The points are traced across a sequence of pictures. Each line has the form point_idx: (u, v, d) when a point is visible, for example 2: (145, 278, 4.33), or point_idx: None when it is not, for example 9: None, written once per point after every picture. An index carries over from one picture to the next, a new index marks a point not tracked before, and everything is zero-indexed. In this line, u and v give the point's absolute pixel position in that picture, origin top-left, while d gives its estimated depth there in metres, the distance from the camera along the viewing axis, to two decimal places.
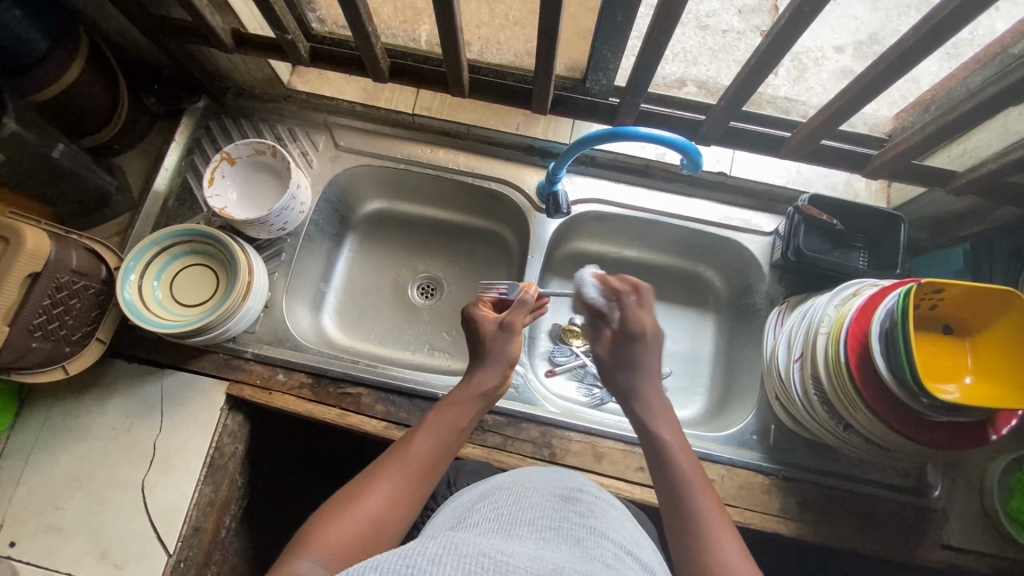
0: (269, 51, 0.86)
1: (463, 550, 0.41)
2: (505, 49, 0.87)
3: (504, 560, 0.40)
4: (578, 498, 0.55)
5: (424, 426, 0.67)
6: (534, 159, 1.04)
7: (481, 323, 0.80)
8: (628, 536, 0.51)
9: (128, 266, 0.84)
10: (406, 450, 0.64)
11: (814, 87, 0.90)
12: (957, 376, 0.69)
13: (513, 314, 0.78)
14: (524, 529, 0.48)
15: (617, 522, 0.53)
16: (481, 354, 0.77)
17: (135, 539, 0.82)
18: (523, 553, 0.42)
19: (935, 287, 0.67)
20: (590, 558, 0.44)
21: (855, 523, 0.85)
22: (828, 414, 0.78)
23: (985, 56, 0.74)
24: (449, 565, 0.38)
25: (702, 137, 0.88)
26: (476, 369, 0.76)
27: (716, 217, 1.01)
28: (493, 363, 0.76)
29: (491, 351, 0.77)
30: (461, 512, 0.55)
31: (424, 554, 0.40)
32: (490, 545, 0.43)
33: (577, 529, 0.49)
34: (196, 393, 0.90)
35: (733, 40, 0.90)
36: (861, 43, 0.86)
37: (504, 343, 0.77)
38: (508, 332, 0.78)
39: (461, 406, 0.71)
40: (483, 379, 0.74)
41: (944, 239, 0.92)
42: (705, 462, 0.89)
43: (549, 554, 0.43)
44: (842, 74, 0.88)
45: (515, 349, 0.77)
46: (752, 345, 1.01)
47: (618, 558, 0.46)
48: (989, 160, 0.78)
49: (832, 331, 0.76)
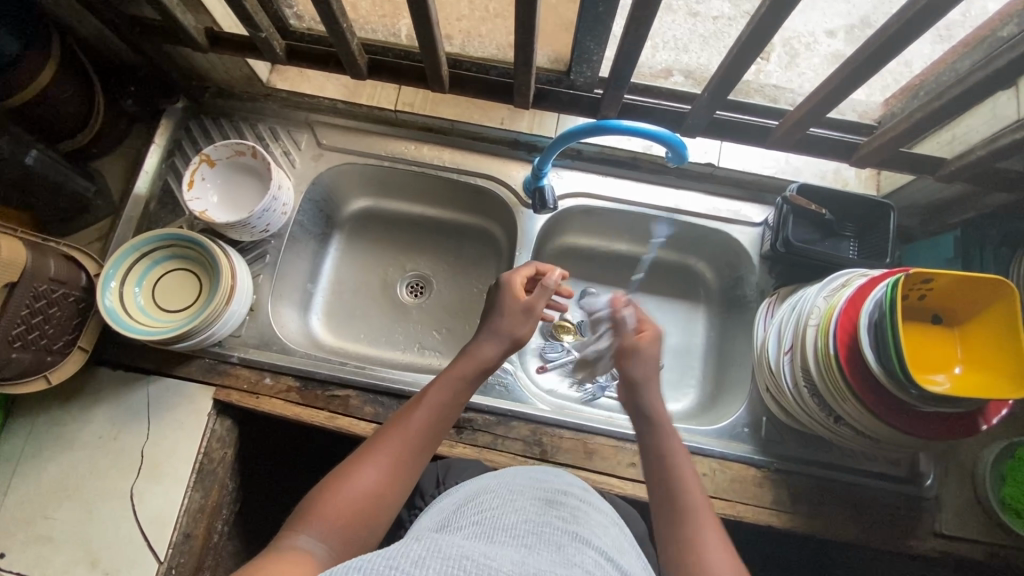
0: (244, 50, 0.84)
1: (447, 552, 0.40)
2: (487, 42, 0.85)
3: (486, 563, 0.40)
4: (562, 502, 0.55)
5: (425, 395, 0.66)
6: (520, 153, 1.03)
7: (504, 303, 0.76)
8: (610, 542, 0.51)
9: (107, 273, 0.82)
10: (406, 423, 0.63)
11: (806, 73, 0.88)
12: (946, 366, 0.68)
13: (535, 296, 0.76)
14: (506, 535, 0.47)
15: (599, 527, 0.53)
16: (489, 324, 0.75)
17: (124, 546, 0.82)
18: (505, 558, 0.42)
19: (924, 277, 0.66)
20: (571, 565, 0.44)
21: (847, 514, 0.85)
22: (818, 406, 0.78)
23: (974, 39, 0.73)
24: (431, 568, 0.38)
25: (688, 128, 0.87)
26: (479, 340, 0.73)
27: (705, 208, 1.00)
28: (497, 334, 0.74)
29: (505, 330, 0.74)
30: (447, 514, 0.55)
31: (408, 556, 0.39)
32: (473, 549, 0.42)
33: (559, 535, 0.48)
34: (183, 399, 0.89)
35: (724, 26, 0.85)
36: (853, 27, 0.81)
37: (522, 322, 0.75)
38: (528, 314, 0.76)
39: (464, 378, 0.69)
40: (488, 348, 0.72)
41: (933, 226, 0.91)
42: (697, 456, 0.88)
43: (530, 560, 0.43)
44: (833, 59, 0.83)
45: (529, 330, 0.76)
46: (743, 336, 1.00)
47: (599, 566, 0.46)
48: (976, 147, 0.77)
49: (821, 323, 0.75)
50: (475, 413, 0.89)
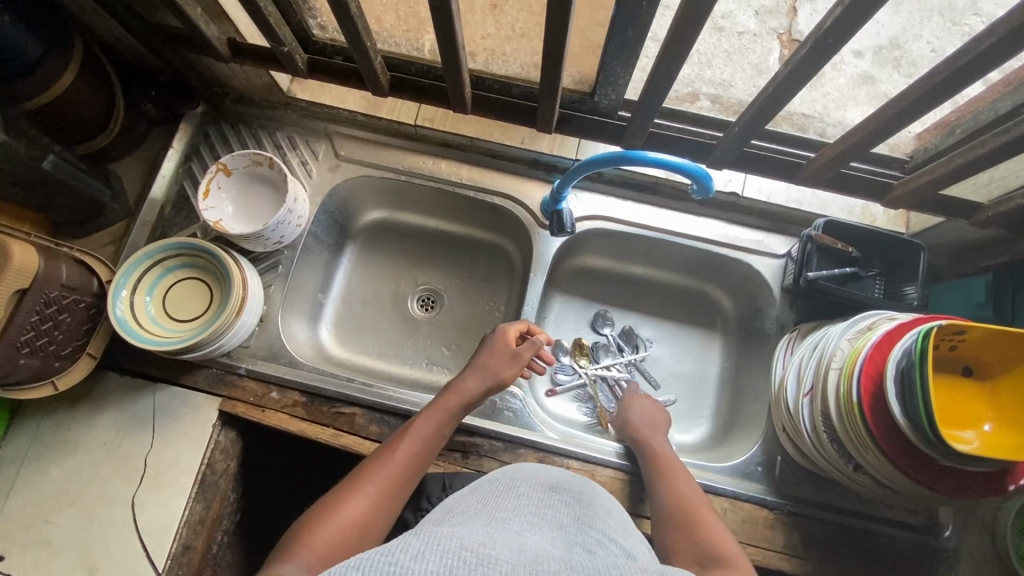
0: (266, 61, 0.83)
1: (447, 544, 0.39)
2: (511, 61, 0.83)
3: (486, 551, 0.39)
4: (565, 489, 0.56)
5: (410, 430, 0.70)
6: (539, 173, 1.01)
7: (494, 346, 0.82)
8: (612, 525, 0.52)
9: (119, 282, 0.82)
10: (391, 456, 0.66)
11: (831, 93, 0.86)
12: (975, 422, 0.65)
13: (525, 347, 0.82)
14: (508, 518, 0.47)
15: (602, 513, 0.53)
16: (473, 364, 0.80)
17: (123, 556, 0.81)
18: (506, 543, 0.41)
19: (957, 329, 0.63)
20: (573, 545, 0.44)
21: (860, 562, 0.82)
22: (837, 451, 0.75)
23: (1017, 79, 0.70)
24: (431, 562, 0.37)
25: (715, 160, 0.85)
26: (460, 378, 0.79)
27: (726, 237, 0.97)
28: (483, 374, 0.79)
29: (488, 372, 0.79)
30: (450, 504, 0.54)
31: (407, 550, 0.38)
32: (473, 537, 0.41)
33: (561, 517, 0.49)
34: (188, 409, 0.88)
35: (749, 42, 0.87)
36: (882, 48, 0.83)
37: (507, 365, 0.80)
38: (516, 360, 0.81)
39: (445, 414, 0.74)
40: (469, 387, 0.77)
41: (965, 268, 0.88)
42: (708, 495, 0.85)
43: (531, 542, 0.43)
44: (862, 80, 0.84)
45: (513, 374, 0.81)
46: (760, 370, 0.98)
47: (601, 544, 0.46)
48: (1016, 194, 0.74)
49: (844, 367, 0.73)
50: (482, 438, 0.88)
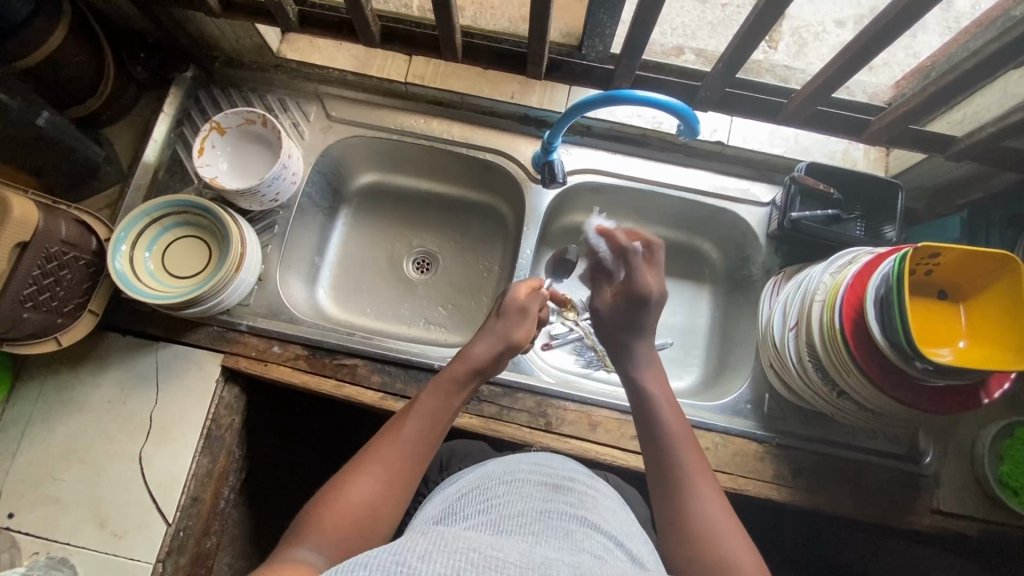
0: (257, 16, 0.84)
1: (454, 546, 0.41)
2: (499, 15, 0.86)
3: (494, 554, 0.41)
4: (568, 487, 0.56)
5: (416, 406, 0.67)
6: (529, 129, 1.03)
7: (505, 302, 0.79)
8: (618, 527, 0.53)
9: (118, 237, 0.83)
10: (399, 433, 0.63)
11: (814, 63, 0.87)
12: (950, 340, 0.69)
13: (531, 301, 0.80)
14: (512, 523, 0.48)
15: (606, 511, 0.54)
16: (488, 329, 0.77)
17: (133, 509, 0.83)
18: (513, 548, 0.43)
19: (931, 252, 0.66)
20: (579, 551, 0.45)
21: (845, 489, 0.86)
22: (821, 378, 0.79)
23: (986, 19, 0.72)
24: (438, 563, 0.39)
25: (700, 102, 0.87)
26: (469, 345, 0.75)
27: (713, 186, 1.00)
28: (494, 338, 0.76)
29: (498, 332, 0.77)
30: (453, 501, 0.56)
31: (415, 550, 0.40)
32: (480, 540, 0.43)
33: (566, 520, 0.49)
34: (191, 366, 0.90)
35: (732, 14, 0.88)
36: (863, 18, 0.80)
37: (514, 324, 0.78)
38: (522, 315, 0.78)
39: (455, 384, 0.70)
40: (477, 357, 0.73)
41: (942, 207, 0.92)
42: (700, 431, 0.89)
43: (537, 549, 0.44)
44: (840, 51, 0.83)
45: (527, 332, 0.78)
46: (747, 314, 1.01)
47: (607, 549, 0.48)
48: (988, 124, 0.77)
49: (827, 298, 0.76)
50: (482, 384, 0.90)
